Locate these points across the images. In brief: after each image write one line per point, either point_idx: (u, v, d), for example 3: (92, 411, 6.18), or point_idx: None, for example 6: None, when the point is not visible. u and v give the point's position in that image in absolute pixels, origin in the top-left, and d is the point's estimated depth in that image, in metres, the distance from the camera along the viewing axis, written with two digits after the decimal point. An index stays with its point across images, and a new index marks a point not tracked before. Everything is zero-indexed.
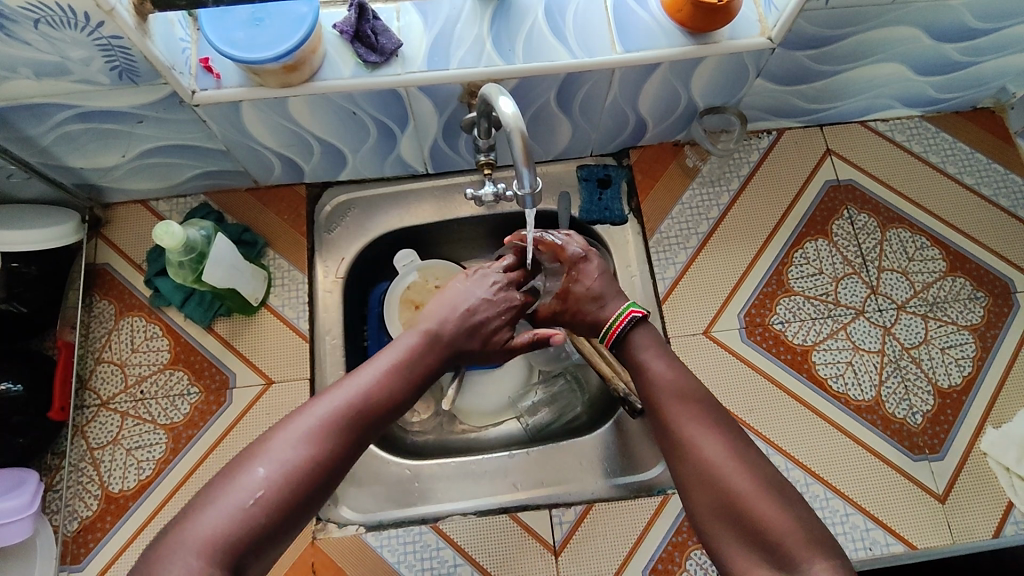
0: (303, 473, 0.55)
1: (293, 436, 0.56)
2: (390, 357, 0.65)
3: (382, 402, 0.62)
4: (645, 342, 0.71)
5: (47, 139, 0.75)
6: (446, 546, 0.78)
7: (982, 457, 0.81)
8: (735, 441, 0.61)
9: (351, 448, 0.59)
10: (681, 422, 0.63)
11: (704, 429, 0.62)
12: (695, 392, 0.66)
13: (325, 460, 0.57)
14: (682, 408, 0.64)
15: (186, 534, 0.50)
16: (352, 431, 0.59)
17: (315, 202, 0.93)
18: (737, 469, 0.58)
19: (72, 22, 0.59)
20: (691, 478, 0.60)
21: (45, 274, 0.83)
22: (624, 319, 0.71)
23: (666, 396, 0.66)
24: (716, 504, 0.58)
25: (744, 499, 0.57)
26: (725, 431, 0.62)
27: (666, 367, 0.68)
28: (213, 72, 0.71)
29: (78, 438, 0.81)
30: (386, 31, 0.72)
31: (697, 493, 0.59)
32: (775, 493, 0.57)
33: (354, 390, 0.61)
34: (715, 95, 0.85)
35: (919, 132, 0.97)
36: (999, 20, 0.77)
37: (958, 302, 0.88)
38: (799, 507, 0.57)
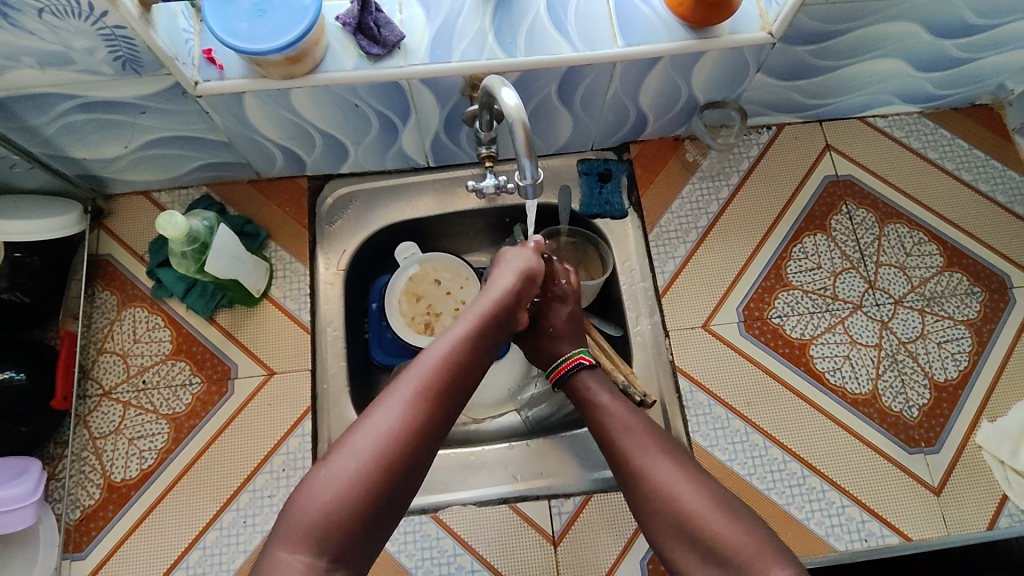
0: (389, 457, 0.56)
1: (370, 433, 0.57)
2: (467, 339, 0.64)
3: (463, 370, 0.62)
4: (592, 381, 0.74)
5: (50, 130, 0.75)
6: (446, 536, 0.78)
7: (977, 450, 0.82)
8: (684, 463, 0.63)
9: (438, 422, 0.60)
10: (631, 452, 0.64)
11: (649, 453, 0.64)
12: (637, 418, 0.68)
13: (414, 441, 0.58)
14: (632, 439, 0.66)
15: (282, 527, 0.54)
16: (438, 404, 0.60)
17: (316, 195, 0.93)
18: (685, 486, 0.60)
19: (76, 12, 0.59)
20: (645, 506, 0.61)
21: (47, 263, 0.83)
22: (571, 362, 0.75)
23: (612, 428, 0.68)
24: (672, 528, 0.59)
25: (696, 518, 0.58)
26: (672, 455, 0.63)
27: (611, 401, 0.70)
28: (216, 63, 0.72)
29: (80, 428, 0.81)
30: (388, 24, 0.73)
31: (651, 519, 0.60)
32: (725, 507, 0.58)
33: (432, 363, 0.61)
34: (715, 89, 0.86)
35: (917, 129, 0.97)
36: (997, 17, 0.78)
37: (955, 297, 0.89)
38: (750, 518, 0.58)
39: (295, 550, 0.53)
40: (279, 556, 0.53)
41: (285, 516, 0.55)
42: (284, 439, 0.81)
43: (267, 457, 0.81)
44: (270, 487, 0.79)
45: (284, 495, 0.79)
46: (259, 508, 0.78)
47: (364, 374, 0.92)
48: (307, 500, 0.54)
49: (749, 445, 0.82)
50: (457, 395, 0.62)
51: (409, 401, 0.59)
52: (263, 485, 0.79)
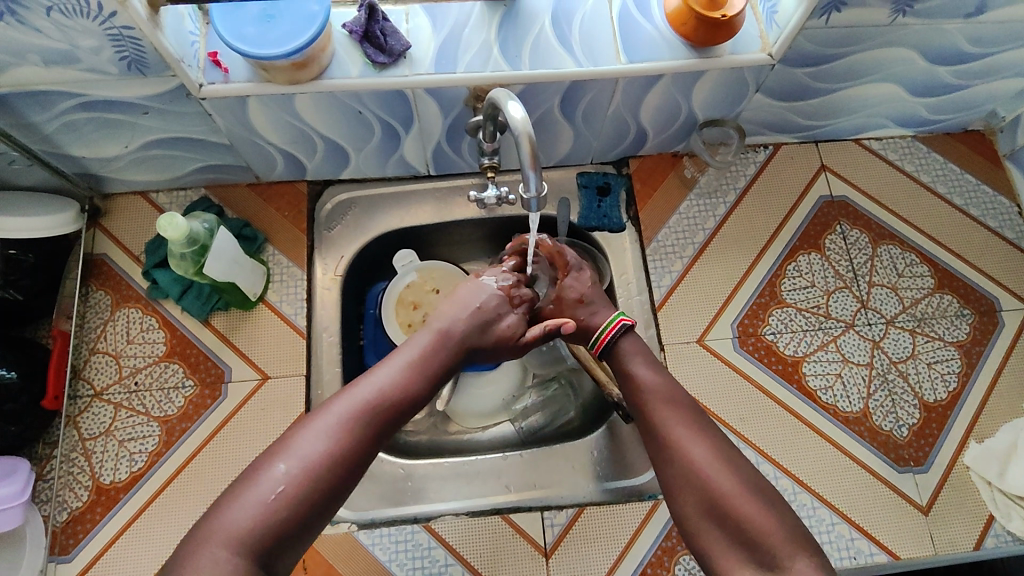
0: (322, 471, 0.57)
1: (311, 444, 0.58)
2: (405, 367, 0.66)
3: (400, 402, 0.63)
4: (632, 348, 0.74)
5: (50, 127, 0.75)
6: (437, 546, 0.78)
7: (965, 471, 0.83)
8: (721, 445, 0.64)
9: (373, 444, 0.61)
10: (668, 426, 0.66)
11: (692, 433, 0.64)
12: (678, 396, 0.69)
13: (349, 460, 0.59)
14: (669, 413, 0.67)
15: (216, 524, 0.54)
16: (374, 426, 0.61)
17: (315, 200, 0.93)
18: (722, 469, 0.61)
19: (84, 11, 0.59)
20: (678, 477, 0.62)
21: (41, 261, 0.82)
22: (615, 326, 0.74)
23: (652, 400, 0.68)
24: (702, 505, 0.60)
25: (729, 498, 0.59)
26: (710, 434, 0.65)
27: (654, 373, 0.71)
28: (221, 66, 0.72)
29: (70, 428, 0.81)
30: (395, 33, 0.73)
31: (684, 494, 0.61)
32: (761, 494, 0.60)
33: (375, 387, 0.63)
34: (715, 108, 0.87)
35: (910, 152, 0.99)
36: (991, 46, 0.80)
37: (945, 319, 0.90)
38: (781, 506, 0.59)
39: (226, 548, 0.52)
40: (208, 554, 0.52)
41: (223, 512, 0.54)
42: None
43: None
44: None
45: None
46: None
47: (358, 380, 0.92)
48: (246, 505, 0.54)
49: None
50: (395, 423, 0.63)
51: (346, 420, 0.60)
52: None
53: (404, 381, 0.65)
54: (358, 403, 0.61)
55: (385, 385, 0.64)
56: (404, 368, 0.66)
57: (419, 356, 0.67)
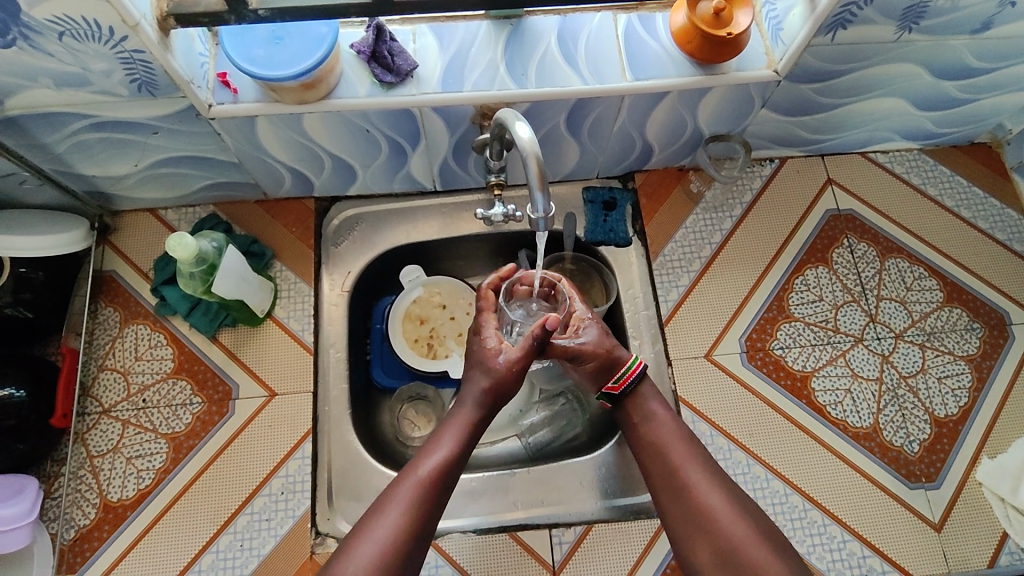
0: (395, 555, 0.62)
1: (370, 544, 0.62)
2: (445, 448, 0.69)
3: (446, 483, 0.67)
4: (650, 392, 0.76)
5: (61, 147, 0.75)
6: (444, 564, 0.77)
7: (978, 487, 0.82)
8: (731, 490, 0.67)
9: (431, 526, 0.65)
10: (685, 471, 0.69)
11: (705, 479, 0.68)
12: (690, 438, 0.72)
13: (413, 547, 0.63)
14: (684, 457, 0.70)
15: None
16: (426, 512, 0.65)
17: (323, 216, 0.94)
18: (735, 518, 0.65)
19: (97, 35, 0.60)
20: (692, 529, 0.66)
21: (51, 279, 0.83)
22: (636, 369, 0.75)
23: (667, 442, 0.71)
24: (715, 554, 0.64)
25: (741, 546, 0.63)
26: (719, 478, 0.68)
27: (668, 414, 0.74)
28: (230, 87, 0.72)
29: (78, 446, 0.81)
30: (402, 52, 0.74)
31: (698, 541, 0.65)
32: (769, 541, 0.64)
33: (419, 474, 0.66)
34: (721, 123, 0.87)
35: (917, 165, 0.99)
36: (996, 60, 0.80)
37: (955, 333, 0.90)
38: (789, 552, 0.63)
39: None
40: None
41: None
42: (284, 461, 0.81)
43: (266, 479, 0.80)
44: (268, 511, 0.79)
45: (283, 520, 0.78)
46: (257, 532, 0.78)
47: (365, 396, 0.92)
48: None
49: (751, 476, 0.82)
50: (443, 502, 0.67)
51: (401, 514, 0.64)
52: (261, 508, 0.79)
53: (445, 464, 0.68)
54: (409, 497, 0.65)
55: (425, 472, 0.66)
56: (443, 449, 0.69)
57: (457, 434, 0.70)
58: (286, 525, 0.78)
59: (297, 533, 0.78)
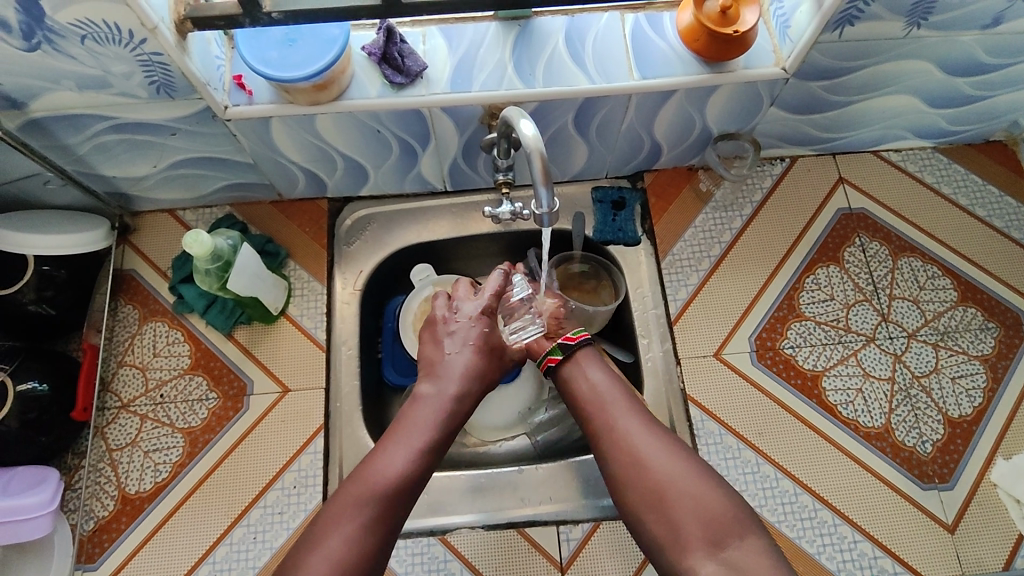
0: (359, 557, 0.64)
1: (326, 556, 0.63)
2: (402, 453, 0.70)
3: (403, 491, 0.68)
4: (587, 356, 0.78)
5: (83, 148, 0.78)
6: (454, 559, 0.79)
7: (993, 488, 0.81)
8: (665, 435, 0.71)
9: (393, 531, 0.67)
10: (616, 423, 0.72)
11: (635, 429, 0.71)
12: (622, 393, 0.75)
13: (372, 552, 0.64)
14: (616, 412, 0.73)
15: None
16: (385, 518, 0.66)
17: (336, 216, 0.95)
18: (666, 462, 0.68)
19: (117, 39, 0.62)
20: (625, 477, 0.69)
21: (74, 276, 0.85)
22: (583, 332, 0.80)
23: (600, 400, 0.74)
24: (649, 499, 0.67)
25: (674, 486, 0.66)
26: (654, 424, 0.72)
27: (603, 375, 0.76)
28: (246, 89, 0.74)
29: (98, 439, 0.83)
30: (412, 54, 0.75)
31: (631, 489, 0.68)
32: (701, 478, 0.67)
33: (373, 476, 0.68)
34: (728, 122, 0.87)
35: (931, 163, 0.98)
36: (1009, 56, 0.79)
37: (969, 332, 0.88)
38: (722, 483, 0.67)
39: None
40: None
41: None
42: (296, 456, 0.82)
43: (278, 474, 0.81)
44: (281, 504, 0.80)
45: (295, 513, 0.80)
46: (270, 525, 0.79)
47: (376, 393, 0.93)
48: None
49: (760, 476, 0.82)
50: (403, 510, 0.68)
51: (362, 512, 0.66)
52: (274, 501, 0.80)
53: (402, 470, 0.69)
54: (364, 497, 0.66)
55: (380, 470, 0.68)
56: (402, 451, 0.70)
57: (414, 442, 0.71)
58: (298, 518, 0.79)
59: None
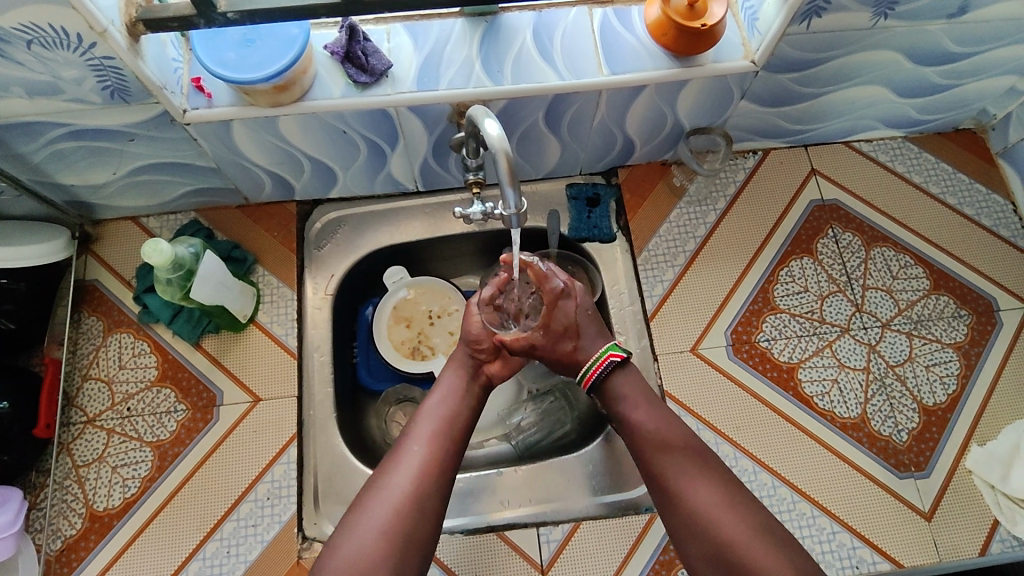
0: (410, 507, 0.63)
1: (381, 505, 0.63)
2: (446, 392, 0.74)
3: (451, 427, 0.71)
4: (623, 383, 0.74)
5: (38, 157, 0.75)
6: (432, 565, 0.77)
7: (968, 475, 0.82)
8: (727, 486, 0.66)
9: (451, 465, 0.68)
10: (672, 468, 0.67)
11: (695, 474, 0.66)
12: (675, 428, 0.70)
13: (435, 487, 0.65)
14: (673, 456, 0.68)
15: (340, 555, 0.60)
16: (441, 462, 0.67)
17: (305, 219, 0.93)
18: (727, 516, 0.63)
19: (65, 43, 0.60)
20: (685, 527, 0.65)
21: (33, 290, 0.82)
22: (603, 362, 0.74)
23: (654, 436, 0.70)
24: (709, 555, 0.63)
25: (737, 547, 0.61)
26: (716, 476, 0.66)
27: (647, 406, 0.72)
28: (205, 92, 0.72)
29: (63, 456, 0.81)
30: (376, 52, 0.74)
31: (691, 541, 0.64)
32: (766, 539, 0.62)
33: (425, 421, 0.71)
34: (700, 116, 0.87)
35: (902, 153, 0.98)
36: (977, 45, 0.79)
37: (942, 320, 0.89)
38: (792, 551, 0.61)
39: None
40: None
41: (335, 555, 0.60)
42: (269, 467, 0.80)
43: (251, 485, 0.80)
44: (254, 516, 0.78)
45: (269, 525, 0.78)
46: (244, 538, 0.77)
47: (352, 399, 0.91)
48: (356, 544, 0.61)
49: (738, 470, 0.82)
50: (454, 459, 0.69)
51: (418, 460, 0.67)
52: (247, 513, 0.78)
53: (448, 409, 0.73)
54: (420, 445, 0.68)
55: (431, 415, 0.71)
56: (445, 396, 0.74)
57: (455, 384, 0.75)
58: (272, 530, 0.78)
59: (283, 538, 0.77)
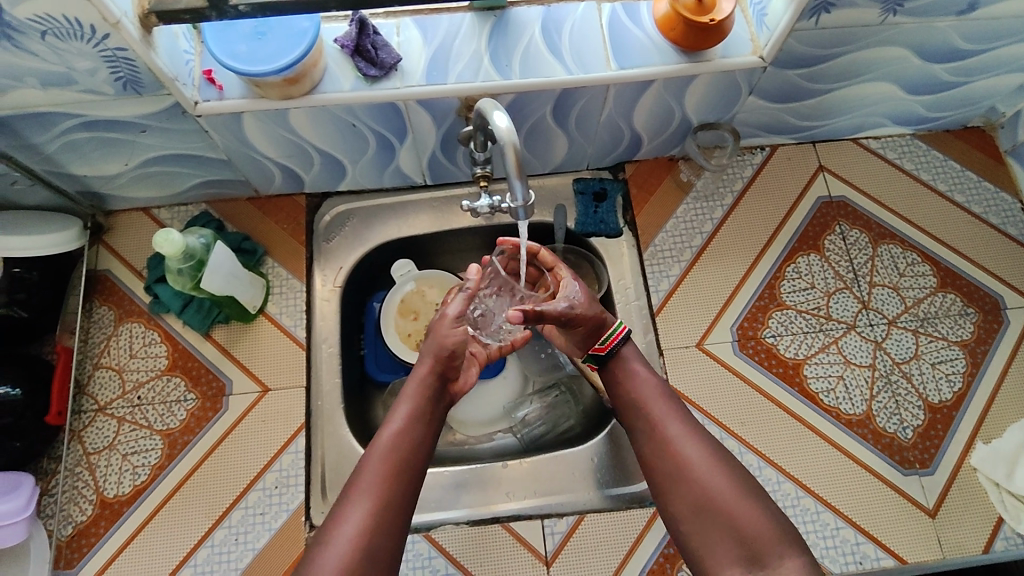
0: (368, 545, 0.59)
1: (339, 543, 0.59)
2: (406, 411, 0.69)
3: (411, 454, 0.66)
4: (630, 356, 0.76)
5: (52, 147, 0.76)
6: (438, 555, 0.78)
7: (972, 473, 0.82)
8: (713, 445, 0.67)
9: (410, 495, 0.64)
10: (662, 422, 0.69)
11: (681, 430, 0.68)
12: (668, 393, 0.72)
13: (393, 518, 0.62)
14: (664, 408, 0.70)
15: None
16: (396, 495, 0.63)
17: (314, 212, 0.94)
18: (713, 470, 0.64)
19: (79, 34, 0.61)
20: (670, 480, 0.66)
21: (45, 277, 0.83)
22: (620, 334, 0.76)
23: (647, 395, 0.72)
24: (692, 505, 0.63)
25: (720, 497, 0.62)
26: (703, 435, 0.68)
27: (648, 371, 0.75)
28: (216, 84, 0.73)
29: (74, 443, 0.82)
30: (385, 45, 0.74)
31: (675, 496, 0.65)
32: (752, 495, 0.63)
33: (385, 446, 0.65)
34: (708, 112, 0.87)
35: (910, 150, 0.98)
36: (987, 42, 0.79)
37: (948, 318, 0.89)
38: (775, 509, 0.62)
39: None
40: None
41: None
42: (277, 456, 0.81)
43: (259, 474, 0.81)
44: (262, 505, 0.79)
45: (277, 513, 0.79)
46: (252, 526, 0.78)
47: (359, 390, 0.92)
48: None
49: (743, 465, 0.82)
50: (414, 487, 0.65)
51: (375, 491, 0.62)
52: (255, 502, 0.79)
53: (408, 430, 0.67)
54: (376, 476, 0.63)
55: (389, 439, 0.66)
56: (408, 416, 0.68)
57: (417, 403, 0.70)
58: (280, 518, 0.79)
59: (291, 527, 0.78)
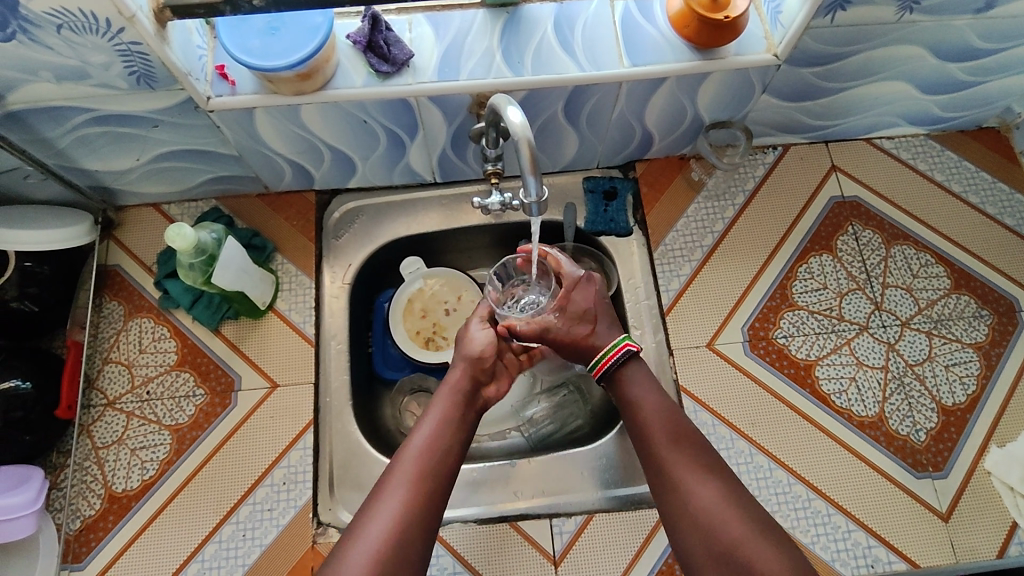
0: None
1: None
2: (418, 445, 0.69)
3: (421, 490, 0.65)
4: (638, 376, 0.74)
5: (64, 141, 0.76)
6: (445, 553, 0.78)
7: (986, 476, 0.81)
8: (730, 484, 0.66)
9: (422, 531, 0.63)
10: (677, 462, 0.67)
11: (697, 472, 0.66)
12: (684, 426, 0.70)
13: (403, 556, 0.61)
14: (680, 448, 0.68)
15: None
16: (406, 532, 0.62)
17: (324, 209, 0.94)
18: (731, 514, 0.63)
19: (94, 28, 0.61)
20: (687, 522, 0.64)
21: (57, 272, 0.84)
22: (619, 350, 0.74)
23: (662, 431, 0.70)
24: (710, 551, 0.62)
25: (741, 543, 0.61)
26: (720, 476, 0.66)
27: (659, 397, 0.72)
28: (228, 79, 0.73)
29: (83, 438, 0.82)
30: (397, 42, 0.74)
31: (693, 540, 0.63)
32: (770, 540, 0.61)
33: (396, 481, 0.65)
34: (720, 110, 0.86)
35: (923, 150, 0.97)
36: (1003, 41, 0.78)
37: (962, 320, 0.88)
38: (794, 552, 0.61)
39: None
40: None
41: None
42: (285, 452, 0.81)
43: (267, 470, 0.80)
44: (270, 501, 0.79)
45: (285, 510, 0.79)
46: (259, 522, 0.78)
47: (367, 388, 0.92)
48: None
49: (753, 466, 0.81)
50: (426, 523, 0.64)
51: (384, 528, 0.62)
52: (263, 498, 0.79)
53: (419, 466, 0.67)
54: (386, 514, 0.63)
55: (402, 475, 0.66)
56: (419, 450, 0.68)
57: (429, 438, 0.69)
58: (288, 515, 0.78)
59: (298, 523, 0.78)
